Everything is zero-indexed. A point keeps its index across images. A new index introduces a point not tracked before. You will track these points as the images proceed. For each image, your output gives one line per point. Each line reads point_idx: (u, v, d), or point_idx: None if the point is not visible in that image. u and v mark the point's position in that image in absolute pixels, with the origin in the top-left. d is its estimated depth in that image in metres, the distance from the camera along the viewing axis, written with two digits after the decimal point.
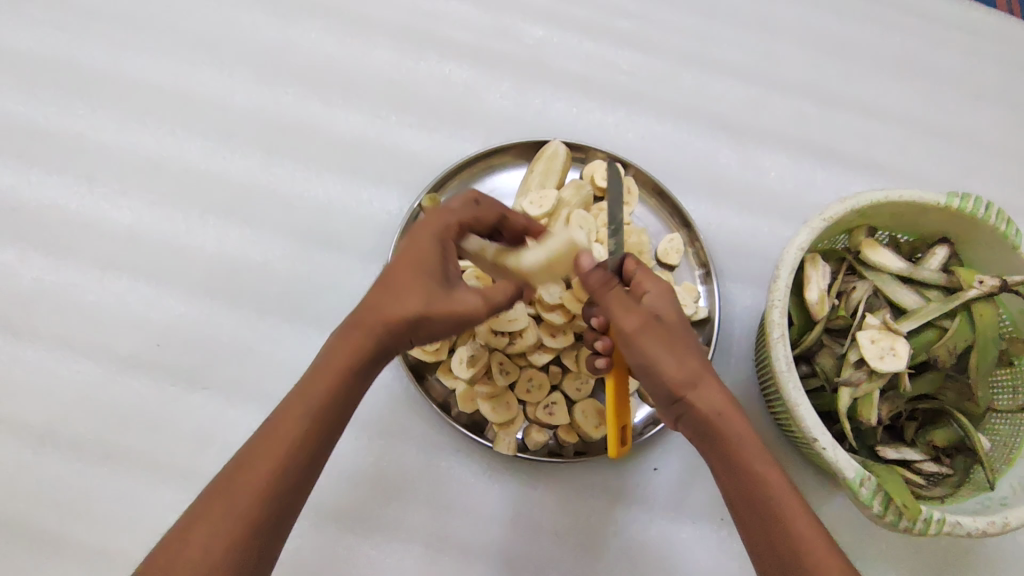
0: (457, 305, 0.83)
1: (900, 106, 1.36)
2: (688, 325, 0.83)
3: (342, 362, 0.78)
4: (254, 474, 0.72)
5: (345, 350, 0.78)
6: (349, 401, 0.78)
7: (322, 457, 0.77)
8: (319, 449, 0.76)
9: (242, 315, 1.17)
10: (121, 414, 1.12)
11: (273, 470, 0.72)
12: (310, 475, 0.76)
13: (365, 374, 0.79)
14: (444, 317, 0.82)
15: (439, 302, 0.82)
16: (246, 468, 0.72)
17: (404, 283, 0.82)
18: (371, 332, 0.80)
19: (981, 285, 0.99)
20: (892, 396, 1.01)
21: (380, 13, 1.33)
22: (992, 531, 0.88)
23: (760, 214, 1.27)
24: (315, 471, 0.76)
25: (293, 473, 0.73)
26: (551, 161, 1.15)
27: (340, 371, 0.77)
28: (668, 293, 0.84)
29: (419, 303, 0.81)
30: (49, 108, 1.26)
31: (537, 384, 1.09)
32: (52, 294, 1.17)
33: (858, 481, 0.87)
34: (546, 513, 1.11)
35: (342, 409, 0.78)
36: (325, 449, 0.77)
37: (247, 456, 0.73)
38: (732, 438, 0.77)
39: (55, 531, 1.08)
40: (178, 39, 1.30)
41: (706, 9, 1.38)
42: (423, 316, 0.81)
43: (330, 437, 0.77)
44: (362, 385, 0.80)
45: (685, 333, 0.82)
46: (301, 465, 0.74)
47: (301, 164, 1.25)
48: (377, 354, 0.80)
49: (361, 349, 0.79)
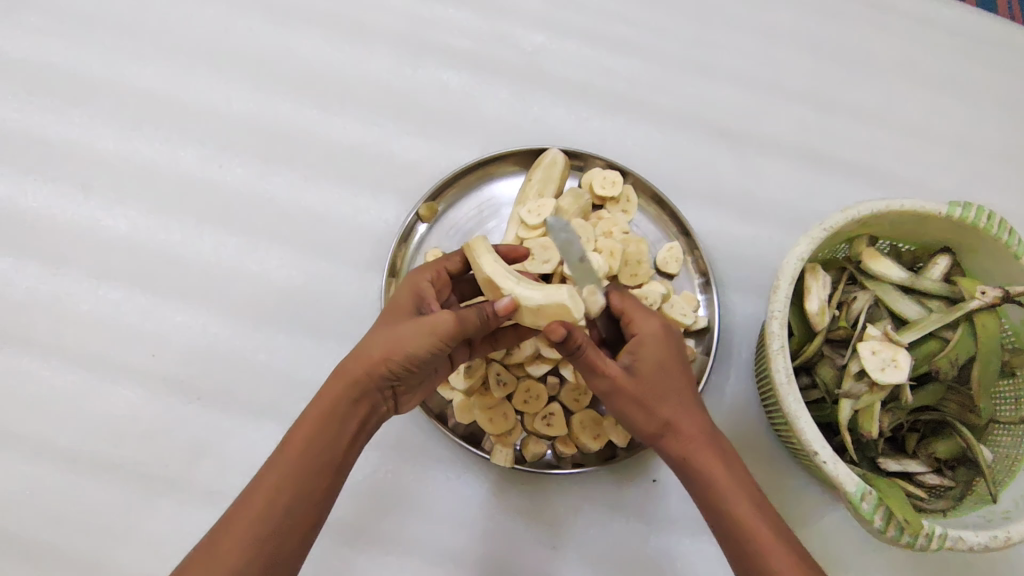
0: (420, 325, 0.81)
1: (902, 112, 1.35)
2: (664, 360, 0.84)
3: (316, 410, 0.80)
4: (236, 532, 0.74)
5: (319, 399, 0.81)
6: (329, 445, 0.79)
7: (310, 507, 0.77)
8: (302, 499, 0.76)
9: (238, 324, 1.17)
10: (116, 424, 1.12)
11: (253, 525, 0.74)
12: (297, 528, 0.76)
13: (341, 417, 0.80)
14: (411, 340, 0.81)
15: (402, 330, 0.82)
16: (231, 528, 0.74)
17: (378, 326, 0.86)
18: (340, 378, 0.82)
19: (984, 296, 0.97)
20: (894, 407, 1.00)
21: (378, 20, 1.32)
22: (994, 545, 0.87)
23: (760, 222, 1.26)
24: (302, 523, 0.76)
25: (272, 524, 0.74)
26: (549, 169, 1.14)
27: (314, 417, 0.80)
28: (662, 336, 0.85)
29: (383, 338, 0.82)
30: (46, 116, 1.26)
31: (535, 395, 1.07)
32: (48, 304, 1.17)
33: (859, 496, 0.85)
34: (544, 525, 1.10)
35: (321, 456, 0.78)
36: (308, 499, 0.77)
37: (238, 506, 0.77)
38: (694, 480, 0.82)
39: (48, 543, 1.07)
40: (176, 47, 1.30)
41: (705, 15, 1.37)
42: (386, 350, 0.81)
43: (312, 485, 0.77)
44: (342, 428, 0.80)
45: (661, 379, 0.83)
46: (282, 516, 0.75)
47: (298, 172, 1.24)
48: (351, 394, 0.81)
49: (332, 395, 0.81)
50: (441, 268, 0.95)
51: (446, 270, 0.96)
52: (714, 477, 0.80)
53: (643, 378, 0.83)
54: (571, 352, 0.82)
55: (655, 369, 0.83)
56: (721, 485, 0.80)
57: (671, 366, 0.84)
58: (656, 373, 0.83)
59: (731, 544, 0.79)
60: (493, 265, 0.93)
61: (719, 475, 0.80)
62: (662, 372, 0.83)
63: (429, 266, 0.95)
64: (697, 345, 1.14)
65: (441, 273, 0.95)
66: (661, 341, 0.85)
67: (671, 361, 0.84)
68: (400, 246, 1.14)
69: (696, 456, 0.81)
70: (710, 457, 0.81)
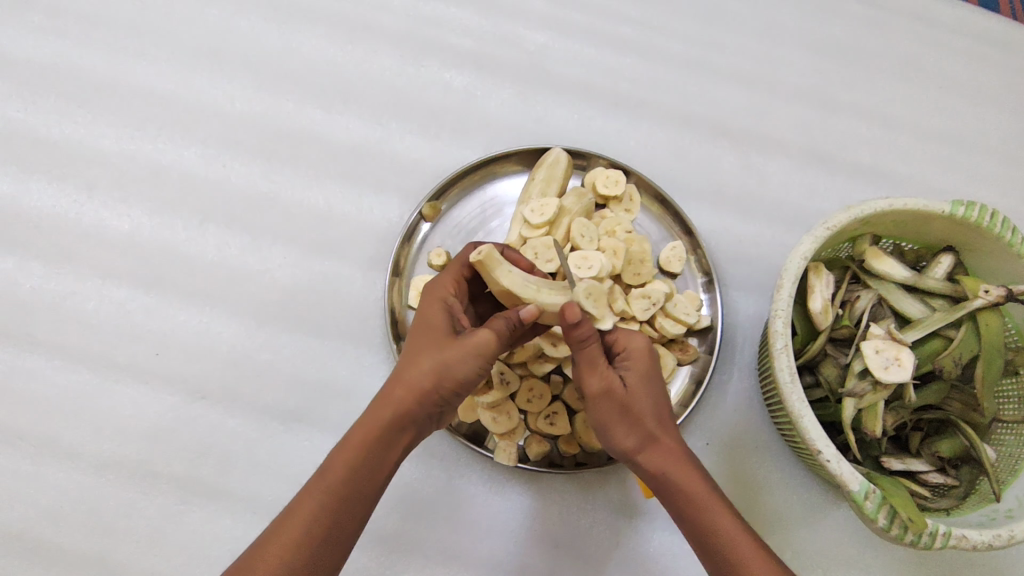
0: (466, 347, 0.82)
1: (904, 112, 1.35)
2: (656, 384, 0.85)
3: (359, 438, 0.79)
4: (272, 560, 0.73)
5: (363, 426, 0.80)
6: (373, 474, 0.79)
7: (348, 534, 0.77)
8: (342, 528, 0.76)
9: (241, 323, 1.17)
10: (120, 423, 1.12)
11: (292, 554, 0.73)
12: (334, 556, 0.76)
13: (385, 445, 0.80)
14: (459, 363, 0.82)
15: (449, 353, 0.82)
16: (268, 556, 0.73)
17: (418, 347, 0.85)
18: (384, 404, 0.81)
19: (987, 295, 0.97)
20: (898, 406, 1.00)
21: (380, 20, 1.32)
22: (999, 544, 0.86)
23: (762, 221, 1.26)
24: (340, 551, 0.76)
25: (310, 554, 0.74)
26: (552, 168, 1.14)
27: (359, 444, 0.79)
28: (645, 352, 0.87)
29: (430, 363, 0.82)
30: (49, 116, 1.26)
31: (538, 394, 1.07)
32: (51, 303, 1.17)
33: (863, 494, 0.85)
34: (548, 525, 1.10)
35: (364, 485, 0.78)
36: (348, 528, 0.77)
37: (273, 529, 0.75)
38: (680, 501, 0.80)
39: (53, 542, 1.07)
40: (179, 47, 1.30)
41: (707, 15, 1.37)
42: (433, 374, 0.82)
43: (353, 514, 0.77)
44: (386, 456, 0.80)
45: (650, 397, 0.84)
46: (321, 545, 0.75)
47: (301, 171, 1.24)
48: (398, 422, 0.81)
49: (378, 420, 0.80)
50: (459, 276, 0.95)
51: (464, 279, 0.96)
52: (697, 490, 0.80)
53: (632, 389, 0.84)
54: (577, 342, 0.82)
55: (644, 383, 0.84)
56: (704, 497, 0.79)
57: (657, 379, 0.86)
58: (647, 385, 0.84)
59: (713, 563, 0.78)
60: (511, 276, 0.94)
61: (703, 492, 0.80)
62: (651, 387, 0.84)
63: (447, 275, 0.94)
64: (699, 344, 1.14)
65: (462, 282, 0.95)
66: (648, 355, 0.87)
67: (658, 375, 0.86)
68: (404, 246, 1.14)
69: (678, 469, 0.81)
70: (694, 470, 0.81)
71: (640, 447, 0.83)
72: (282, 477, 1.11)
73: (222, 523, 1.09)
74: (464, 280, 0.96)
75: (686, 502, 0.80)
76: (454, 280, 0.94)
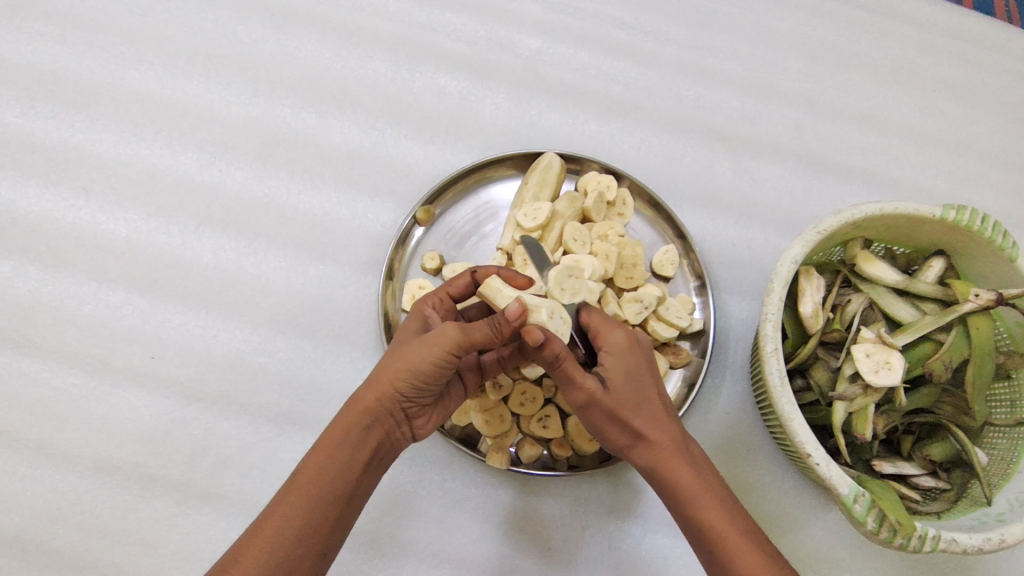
0: (424, 341, 0.82)
1: (897, 116, 1.35)
2: (640, 382, 0.85)
3: (329, 440, 0.80)
4: (245, 563, 0.73)
5: (332, 426, 0.82)
6: (341, 475, 0.79)
7: (320, 537, 0.77)
8: (313, 531, 0.76)
9: (236, 327, 1.18)
10: (115, 426, 1.13)
11: (262, 556, 0.73)
12: (308, 559, 0.76)
13: (352, 445, 0.81)
14: (418, 356, 0.82)
15: (408, 350, 0.83)
16: (241, 560, 0.73)
17: (391, 349, 0.86)
18: (353, 407, 0.82)
19: (977, 298, 0.97)
20: (889, 410, 1.01)
21: (375, 25, 1.33)
22: (988, 548, 0.87)
23: (757, 225, 1.27)
24: (311, 555, 0.76)
25: (280, 556, 0.74)
26: (545, 173, 1.15)
27: (325, 445, 0.80)
28: (627, 350, 0.85)
29: (393, 361, 0.83)
30: (47, 121, 1.27)
31: (530, 397, 1.06)
32: (47, 306, 1.18)
33: (852, 498, 0.85)
34: (541, 527, 1.11)
35: (331, 486, 0.78)
36: (317, 530, 0.77)
37: (246, 537, 0.76)
38: (671, 493, 0.83)
39: (48, 543, 1.08)
40: (176, 52, 1.31)
41: (702, 19, 1.37)
42: (395, 373, 0.82)
43: (322, 515, 0.77)
44: (354, 455, 0.81)
45: (632, 391, 0.84)
46: (292, 546, 0.75)
47: (296, 176, 1.25)
48: (363, 421, 0.82)
49: (345, 422, 0.82)
50: (445, 295, 0.97)
51: (449, 297, 0.97)
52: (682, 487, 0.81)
53: (614, 393, 0.83)
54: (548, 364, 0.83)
55: (625, 380, 0.84)
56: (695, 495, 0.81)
57: (641, 375, 0.85)
58: (626, 384, 0.84)
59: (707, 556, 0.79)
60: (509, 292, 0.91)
61: (687, 481, 0.81)
62: (633, 382, 0.84)
63: (431, 293, 0.97)
64: (692, 348, 1.15)
65: (445, 299, 0.97)
66: (628, 353, 0.85)
67: (639, 371, 0.85)
68: (397, 249, 1.15)
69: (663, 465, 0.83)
70: (681, 467, 0.82)
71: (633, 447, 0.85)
72: (275, 479, 1.11)
73: (216, 525, 1.09)
74: (450, 298, 0.97)
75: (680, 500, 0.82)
76: (436, 295, 0.97)
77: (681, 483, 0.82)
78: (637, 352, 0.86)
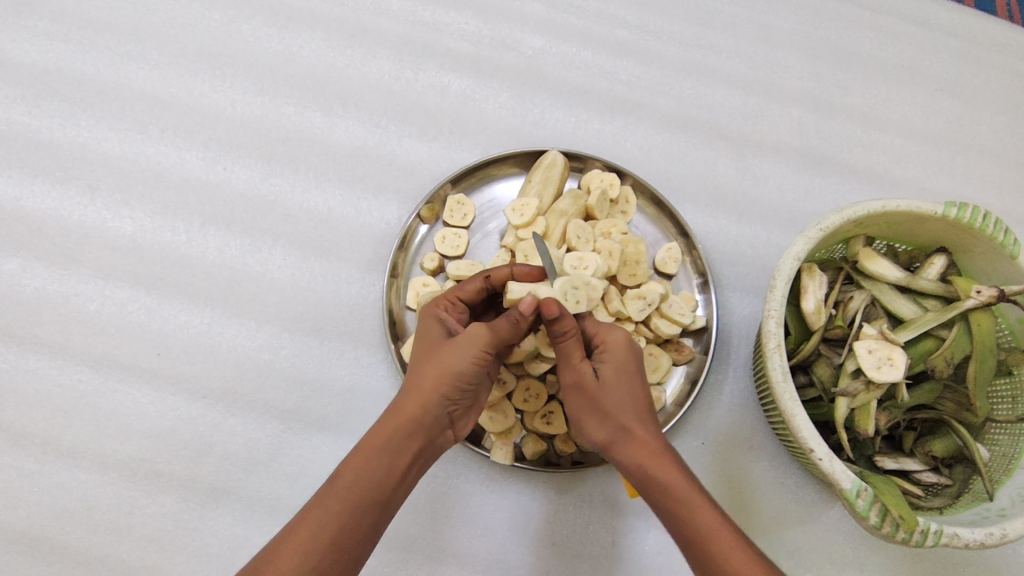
0: (462, 344, 0.86)
1: (899, 115, 1.36)
2: (635, 378, 0.88)
3: (370, 443, 0.81)
4: (286, 563, 0.73)
5: (374, 431, 0.83)
6: (384, 478, 0.80)
7: (363, 539, 0.78)
8: (356, 532, 0.77)
9: (241, 324, 1.18)
10: (120, 422, 1.14)
11: (304, 558, 0.74)
12: (349, 562, 0.76)
13: (393, 451, 0.81)
14: (459, 358, 0.85)
15: (446, 354, 0.86)
16: (281, 560, 0.74)
17: (428, 356, 0.88)
18: (395, 412, 0.84)
19: (978, 295, 0.97)
20: (891, 405, 1.01)
21: (379, 24, 1.34)
22: (990, 542, 0.87)
23: (759, 223, 1.27)
24: (353, 557, 0.77)
25: (322, 557, 0.75)
26: (549, 170, 1.15)
27: (367, 449, 0.81)
28: (623, 344, 0.89)
29: (433, 365, 0.85)
30: (54, 120, 1.28)
31: (535, 393, 1.07)
32: (54, 303, 1.19)
33: (855, 493, 0.85)
34: (545, 522, 1.11)
35: (376, 488, 0.79)
36: (359, 533, 0.78)
37: (285, 537, 0.76)
38: (656, 490, 0.82)
39: (55, 538, 1.09)
40: (181, 51, 1.32)
41: (704, 18, 1.38)
42: (439, 375, 0.85)
43: (366, 518, 0.78)
44: (394, 461, 0.81)
45: (625, 385, 0.87)
46: (335, 548, 0.75)
47: (300, 174, 1.26)
48: (408, 427, 0.83)
49: (387, 427, 0.83)
50: (454, 297, 0.96)
51: (457, 300, 0.97)
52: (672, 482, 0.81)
53: (605, 384, 0.87)
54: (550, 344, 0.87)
55: (617, 375, 0.87)
56: (682, 493, 0.80)
57: (631, 372, 0.88)
58: (619, 378, 0.87)
59: (698, 555, 0.78)
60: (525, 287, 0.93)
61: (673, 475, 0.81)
62: (624, 375, 0.87)
63: (443, 296, 0.97)
64: (695, 344, 1.15)
65: (456, 302, 0.96)
66: (621, 349, 0.89)
67: (630, 368, 0.88)
68: (402, 247, 1.16)
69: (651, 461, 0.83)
70: (670, 466, 0.82)
71: (614, 443, 0.86)
72: (281, 476, 1.12)
73: (222, 520, 1.10)
74: (459, 300, 0.96)
75: (665, 499, 0.81)
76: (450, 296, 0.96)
77: (669, 482, 0.81)
78: (631, 350, 0.90)
